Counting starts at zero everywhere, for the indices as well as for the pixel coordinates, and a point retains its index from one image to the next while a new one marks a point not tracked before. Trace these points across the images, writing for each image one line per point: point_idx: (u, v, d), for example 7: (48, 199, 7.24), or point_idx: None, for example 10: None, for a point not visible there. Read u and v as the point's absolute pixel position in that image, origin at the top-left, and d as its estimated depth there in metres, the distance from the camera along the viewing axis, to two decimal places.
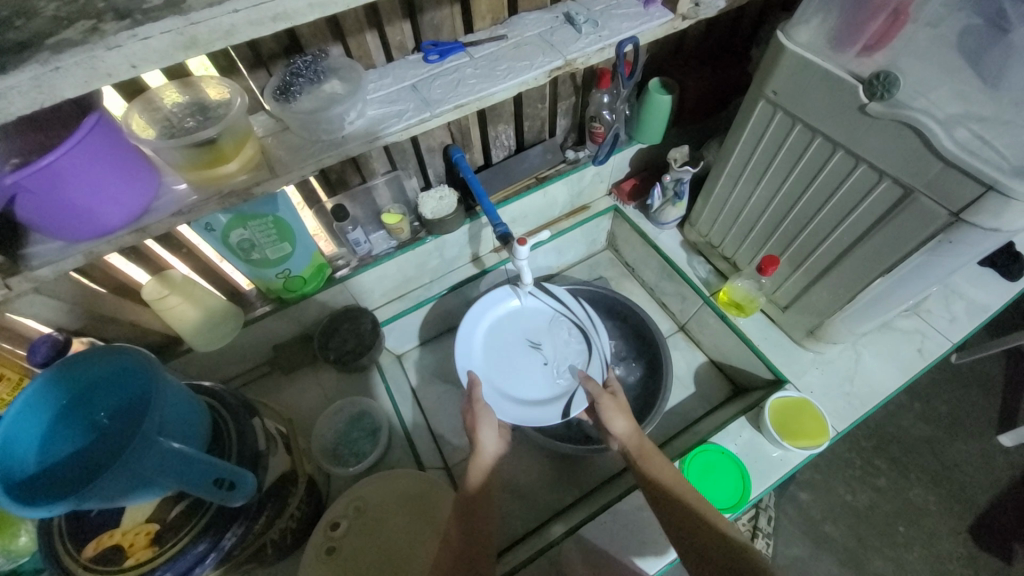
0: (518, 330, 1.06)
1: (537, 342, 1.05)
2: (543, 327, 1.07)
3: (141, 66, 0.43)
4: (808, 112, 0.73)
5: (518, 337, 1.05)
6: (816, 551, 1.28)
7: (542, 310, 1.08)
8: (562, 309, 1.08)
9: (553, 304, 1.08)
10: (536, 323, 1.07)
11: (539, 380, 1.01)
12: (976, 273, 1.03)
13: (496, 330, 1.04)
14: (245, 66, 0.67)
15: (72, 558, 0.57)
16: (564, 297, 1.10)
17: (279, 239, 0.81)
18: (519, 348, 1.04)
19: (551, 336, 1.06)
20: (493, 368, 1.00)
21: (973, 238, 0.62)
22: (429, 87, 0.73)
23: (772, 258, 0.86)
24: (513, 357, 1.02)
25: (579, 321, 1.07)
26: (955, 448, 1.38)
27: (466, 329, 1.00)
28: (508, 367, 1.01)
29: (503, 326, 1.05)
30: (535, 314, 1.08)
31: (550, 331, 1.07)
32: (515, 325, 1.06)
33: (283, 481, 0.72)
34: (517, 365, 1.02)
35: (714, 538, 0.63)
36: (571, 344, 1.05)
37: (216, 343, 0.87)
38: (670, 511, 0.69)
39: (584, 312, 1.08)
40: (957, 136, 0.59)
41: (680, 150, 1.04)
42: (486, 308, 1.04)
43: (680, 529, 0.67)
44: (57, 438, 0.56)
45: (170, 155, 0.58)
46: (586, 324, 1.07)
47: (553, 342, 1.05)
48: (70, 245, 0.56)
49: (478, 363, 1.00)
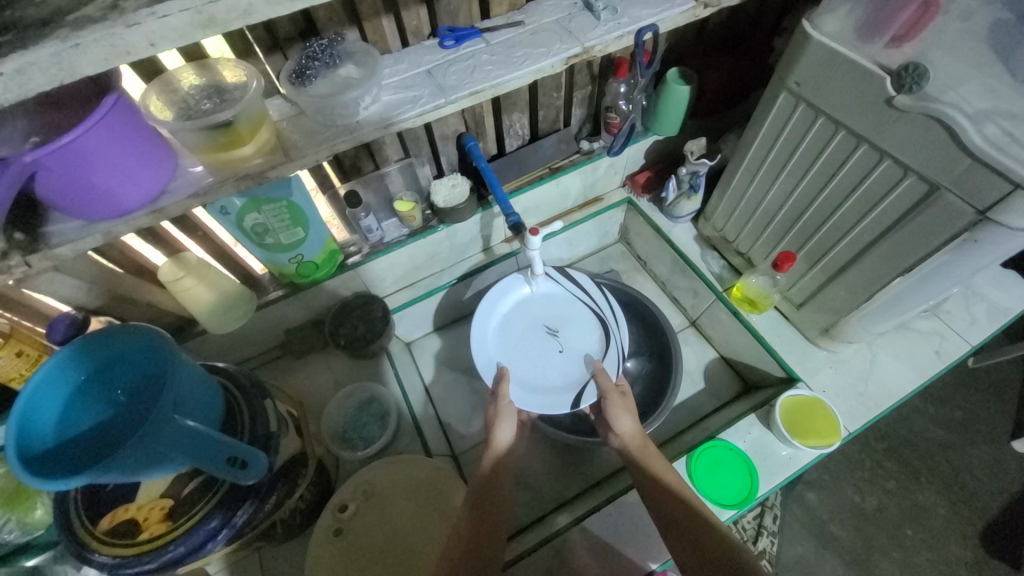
0: (536, 315, 1.00)
1: (555, 329, 1.00)
2: (562, 313, 1.00)
3: (159, 44, 0.43)
4: (832, 104, 0.71)
5: (536, 322, 1.00)
6: (821, 550, 1.27)
7: (563, 296, 1.01)
8: (585, 297, 1.01)
9: (575, 291, 1.01)
10: (556, 309, 1.01)
11: (555, 368, 0.96)
12: (999, 275, 1.01)
13: (513, 316, 1.00)
14: (262, 48, 0.68)
15: (87, 530, 0.59)
16: (587, 284, 1.02)
17: (292, 224, 0.81)
18: (537, 334, 0.99)
19: (572, 322, 1.00)
20: (507, 354, 0.97)
21: (999, 238, 0.60)
22: (444, 72, 0.72)
23: (789, 254, 0.85)
24: (529, 344, 0.98)
25: (601, 310, 1.00)
26: (968, 453, 1.36)
27: (479, 316, 0.97)
28: (524, 353, 0.97)
29: (521, 311, 1.00)
30: (556, 299, 1.01)
31: (571, 317, 1.00)
32: (533, 310, 1.00)
33: (293, 462, 0.73)
34: (533, 352, 0.97)
35: (709, 537, 0.63)
36: (590, 332, 0.99)
37: (230, 326, 0.88)
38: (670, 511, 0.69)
39: (606, 302, 1.01)
40: (986, 132, 0.57)
41: (697, 142, 1.02)
42: (501, 296, 0.99)
43: (676, 527, 0.67)
44: (74, 413, 0.58)
45: (187, 138, 0.59)
46: (607, 315, 1.00)
47: (571, 329, 0.99)
48: (87, 225, 0.57)
49: (491, 349, 0.97)
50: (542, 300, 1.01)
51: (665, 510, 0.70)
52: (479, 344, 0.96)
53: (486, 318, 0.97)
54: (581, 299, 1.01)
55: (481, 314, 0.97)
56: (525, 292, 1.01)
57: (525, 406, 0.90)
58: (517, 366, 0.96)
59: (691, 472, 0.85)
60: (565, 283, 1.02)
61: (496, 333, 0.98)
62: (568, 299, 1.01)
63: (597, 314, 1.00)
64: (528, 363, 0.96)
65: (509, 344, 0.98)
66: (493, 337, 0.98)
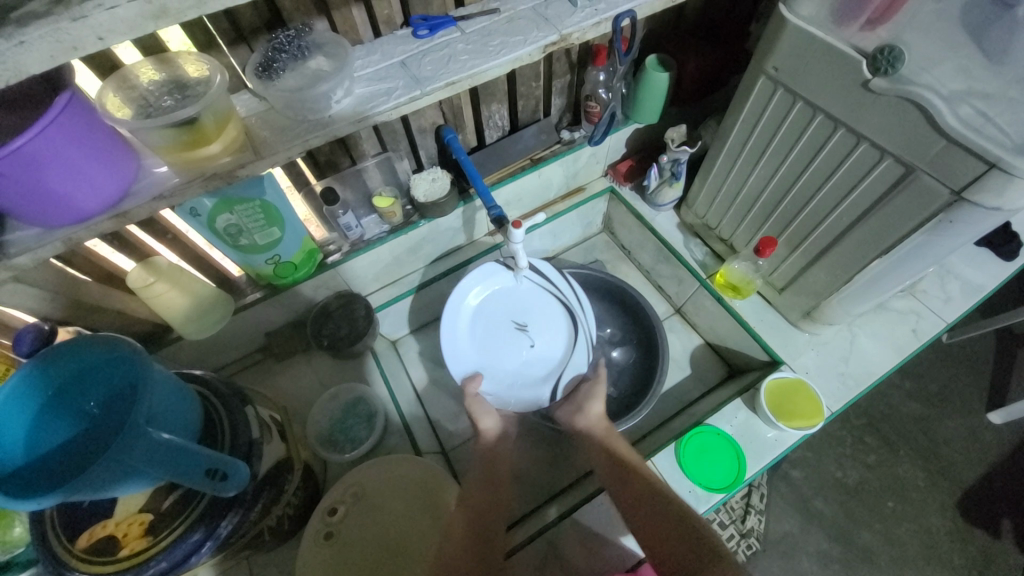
0: (501, 310, 0.99)
1: (524, 323, 1.00)
2: (528, 307, 1.00)
3: (108, 38, 0.40)
4: (810, 89, 0.71)
5: (503, 318, 0.99)
6: (806, 526, 1.31)
7: (527, 286, 0.99)
8: (549, 286, 1.00)
9: (539, 281, 0.99)
10: (523, 302, 1.00)
11: (527, 362, 0.98)
12: (972, 253, 1.03)
13: (479, 311, 0.98)
14: (225, 41, 0.64)
15: (65, 549, 0.57)
16: (551, 272, 0.99)
17: (267, 224, 0.78)
18: (506, 330, 0.99)
19: (538, 314, 1.00)
20: (478, 353, 0.96)
21: (974, 217, 0.61)
22: (418, 63, 0.70)
23: (770, 239, 0.85)
24: (498, 340, 0.98)
25: (566, 300, 1.00)
26: (944, 426, 1.40)
27: (446, 320, 0.94)
28: (495, 350, 0.98)
29: (485, 308, 0.98)
30: (521, 290, 1.00)
31: (538, 308, 1.00)
32: (499, 304, 0.99)
33: (279, 468, 0.71)
34: (504, 347, 0.98)
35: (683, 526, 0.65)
36: (557, 324, 1.00)
37: (207, 331, 0.85)
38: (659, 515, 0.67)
39: (570, 287, 1.00)
40: (960, 113, 0.58)
41: (678, 130, 1.01)
42: (466, 293, 0.95)
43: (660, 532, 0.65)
44: (45, 429, 0.55)
45: (148, 137, 0.56)
46: (574, 304, 0.99)
47: (539, 322, 1.00)
48: (47, 232, 0.54)
49: (464, 348, 0.96)
50: (507, 292, 0.99)
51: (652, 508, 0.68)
52: (451, 349, 0.94)
53: (454, 319, 0.95)
54: (546, 290, 1.00)
55: (449, 316, 0.94)
56: (492, 283, 0.98)
57: (504, 406, 0.93)
58: (489, 365, 0.96)
59: (679, 458, 0.86)
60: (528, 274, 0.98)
61: (467, 333, 0.97)
62: (532, 291, 1.00)
63: (563, 304, 1.00)
64: (500, 360, 0.97)
65: (479, 342, 0.97)
66: (464, 337, 0.96)
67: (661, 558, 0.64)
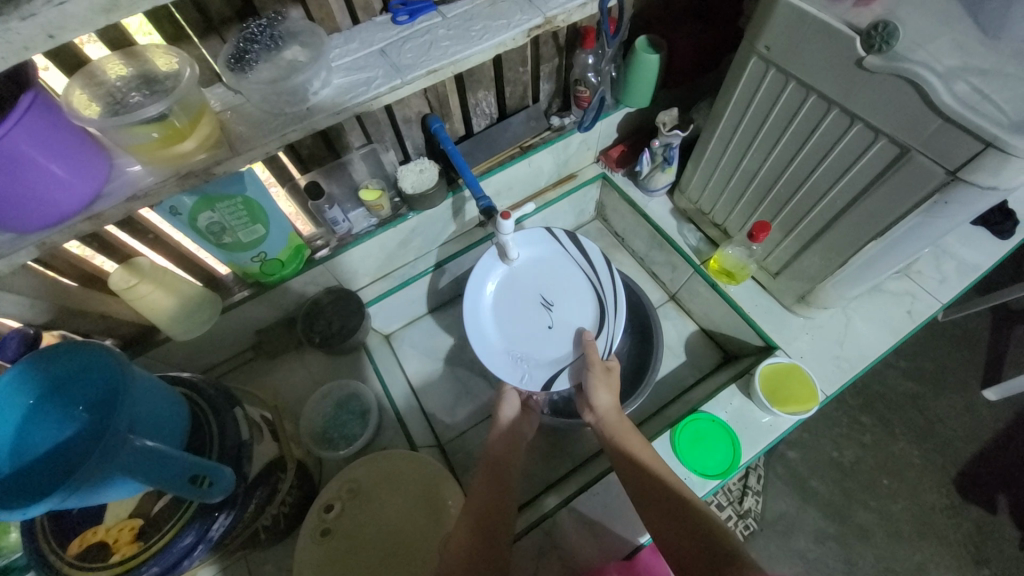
0: (534, 284, 1.00)
1: (551, 302, 0.99)
2: (562, 286, 1.00)
3: (59, 35, 0.39)
4: (803, 68, 0.69)
5: (532, 291, 1.00)
6: (802, 505, 1.32)
7: (568, 266, 1.01)
8: (589, 270, 1.01)
9: (581, 263, 1.01)
10: (556, 281, 1.01)
11: (541, 341, 0.96)
12: (967, 232, 1.02)
13: (512, 278, 1.00)
14: (196, 32, 0.62)
15: (56, 555, 0.57)
16: (595, 256, 1.01)
17: (250, 220, 0.76)
18: (532, 305, 0.99)
19: (569, 298, 0.99)
20: (499, 316, 0.98)
21: (969, 197, 0.60)
22: (399, 51, 0.68)
23: (764, 223, 0.84)
24: (521, 313, 0.99)
25: (601, 292, 0.99)
26: (939, 404, 1.41)
27: (479, 270, 0.98)
28: (514, 323, 0.98)
29: (518, 277, 1.00)
30: (558, 269, 1.01)
31: (569, 292, 1.00)
32: (532, 278, 1.00)
33: (272, 467, 0.70)
34: (524, 321, 0.98)
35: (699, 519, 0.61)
36: (586, 315, 0.98)
37: (194, 331, 0.84)
38: (667, 502, 0.65)
39: (610, 280, 0.99)
40: (956, 90, 0.56)
41: (669, 113, 1.00)
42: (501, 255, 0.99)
43: (671, 519, 0.62)
44: (30, 437, 0.54)
45: (119, 137, 0.54)
46: (607, 297, 0.98)
47: (567, 306, 0.99)
48: (20, 237, 0.53)
49: (486, 305, 0.98)
50: (545, 267, 1.01)
51: (663, 502, 0.65)
52: (472, 305, 0.97)
53: (485, 275, 0.98)
54: (586, 276, 1.00)
55: (481, 267, 0.98)
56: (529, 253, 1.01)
57: (500, 371, 0.93)
58: (504, 331, 0.98)
59: (674, 446, 0.86)
60: (573, 250, 1.01)
61: (494, 293, 0.99)
62: (570, 272, 1.01)
63: (596, 296, 0.99)
64: (514, 330, 0.98)
65: (503, 307, 0.99)
66: (491, 294, 0.99)
67: (674, 552, 0.59)
